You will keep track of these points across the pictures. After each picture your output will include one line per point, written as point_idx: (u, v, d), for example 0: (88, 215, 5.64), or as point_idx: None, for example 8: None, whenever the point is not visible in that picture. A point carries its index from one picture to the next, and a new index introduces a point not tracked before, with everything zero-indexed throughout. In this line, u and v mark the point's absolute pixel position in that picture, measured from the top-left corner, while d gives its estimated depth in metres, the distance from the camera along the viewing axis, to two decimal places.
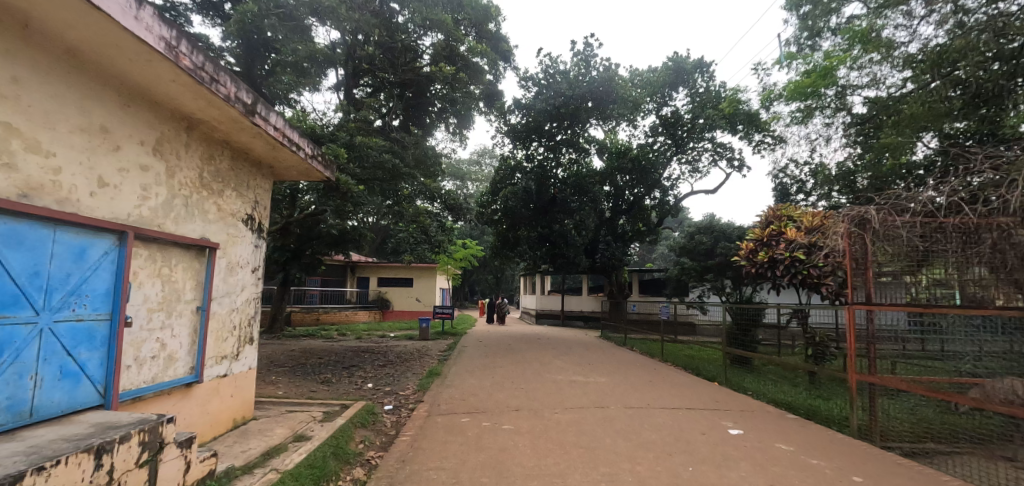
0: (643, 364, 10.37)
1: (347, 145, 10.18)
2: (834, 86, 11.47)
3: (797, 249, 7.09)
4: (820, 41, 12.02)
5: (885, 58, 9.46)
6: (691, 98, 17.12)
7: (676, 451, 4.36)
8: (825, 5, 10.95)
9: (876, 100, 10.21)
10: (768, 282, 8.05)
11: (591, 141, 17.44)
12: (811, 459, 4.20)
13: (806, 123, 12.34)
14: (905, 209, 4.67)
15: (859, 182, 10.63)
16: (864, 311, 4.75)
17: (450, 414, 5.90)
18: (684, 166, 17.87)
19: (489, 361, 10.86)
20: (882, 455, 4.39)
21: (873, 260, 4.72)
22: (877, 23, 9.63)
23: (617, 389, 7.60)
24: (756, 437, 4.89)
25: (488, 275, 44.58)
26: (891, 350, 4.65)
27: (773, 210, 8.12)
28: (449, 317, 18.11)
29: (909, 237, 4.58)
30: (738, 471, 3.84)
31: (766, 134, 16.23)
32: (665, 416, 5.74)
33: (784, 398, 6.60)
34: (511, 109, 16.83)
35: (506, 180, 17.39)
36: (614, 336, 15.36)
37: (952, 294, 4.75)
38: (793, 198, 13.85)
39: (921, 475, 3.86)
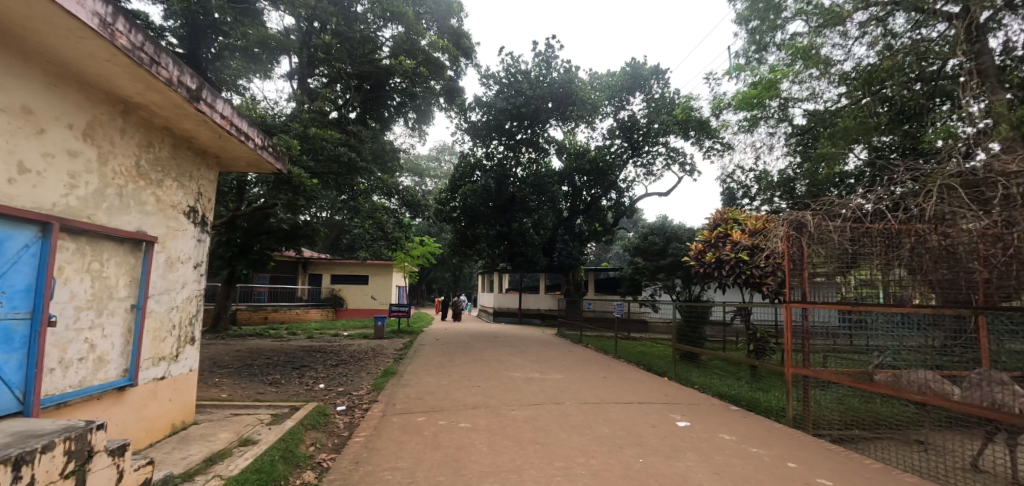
0: (598, 360, 10.64)
1: (300, 136, 9.94)
2: (778, 98, 12.25)
3: (742, 251, 7.52)
4: (767, 55, 12.74)
5: (823, 74, 10.32)
6: (647, 102, 17.74)
7: (628, 444, 4.51)
8: (772, 21, 11.65)
9: (814, 112, 10.96)
10: (716, 283, 8.48)
11: (550, 142, 17.62)
12: (751, 447, 4.46)
13: (752, 132, 13.06)
14: (836, 214, 5.00)
15: (797, 189, 11.40)
16: (800, 309, 5.21)
17: (406, 413, 5.82)
18: (639, 168, 18.53)
19: (447, 360, 10.79)
20: (813, 442, 4.74)
21: (808, 261, 5.17)
22: (817, 40, 10.41)
23: (573, 385, 7.75)
24: (702, 428, 5.15)
25: (445, 273, 44.30)
26: (823, 345, 5.05)
27: (721, 213, 8.54)
28: (406, 315, 17.81)
29: (840, 240, 4.86)
30: (685, 461, 4.03)
31: (716, 141, 17.05)
32: (618, 411, 5.92)
33: (728, 391, 6.97)
34: (472, 107, 16.73)
35: (466, 178, 17.30)
36: (571, 334, 15.66)
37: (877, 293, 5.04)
38: (739, 202, 14.61)
39: (848, 460, 4.19)
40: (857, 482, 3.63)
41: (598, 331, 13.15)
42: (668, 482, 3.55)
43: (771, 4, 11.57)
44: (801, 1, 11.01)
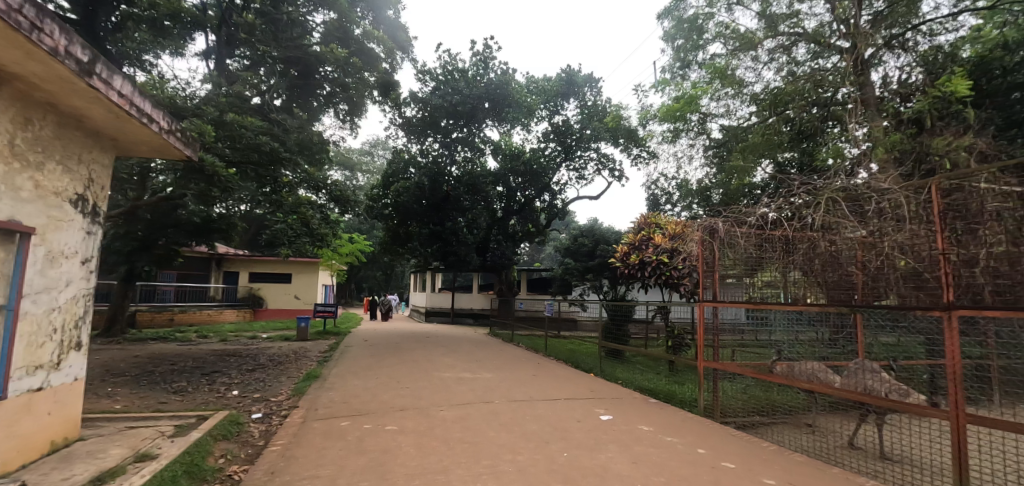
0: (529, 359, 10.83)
1: (216, 122, 9.19)
2: (697, 113, 13.22)
3: (662, 253, 8.00)
4: (689, 72, 13.66)
5: (737, 93, 11.54)
6: (581, 109, 18.36)
7: (553, 439, 4.64)
8: (695, 41, 12.57)
9: (729, 128, 11.96)
10: (639, 284, 8.92)
11: (486, 142, 17.63)
12: (667, 436, 4.77)
13: (675, 142, 13.96)
14: (744, 221, 5.51)
15: (713, 196, 12.36)
16: (711, 308, 5.55)
17: (329, 418, 5.57)
18: (572, 172, 19.13)
19: (375, 361, 10.45)
20: (720, 429, 5.16)
21: (719, 265, 5.52)
22: (732, 62, 11.45)
23: (503, 383, 7.83)
24: (623, 420, 5.42)
25: (376, 272, 42.90)
26: (731, 340, 5.66)
27: (646, 217, 9.07)
28: (332, 316, 17.02)
29: (746, 245, 5.38)
30: (607, 452, 4.23)
31: (643, 149, 18.02)
32: (545, 408, 6.06)
33: (648, 385, 7.39)
34: (407, 102, 16.35)
35: (400, 174, 16.85)
36: (503, 333, 15.81)
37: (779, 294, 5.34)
38: (662, 208, 15.54)
39: (749, 444, 4.62)
40: (756, 463, 4.02)
41: (530, 329, 13.37)
42: (590, 474, 3.70)
43: (694, 25, 12.42)
44: (719, 25, 11.95)
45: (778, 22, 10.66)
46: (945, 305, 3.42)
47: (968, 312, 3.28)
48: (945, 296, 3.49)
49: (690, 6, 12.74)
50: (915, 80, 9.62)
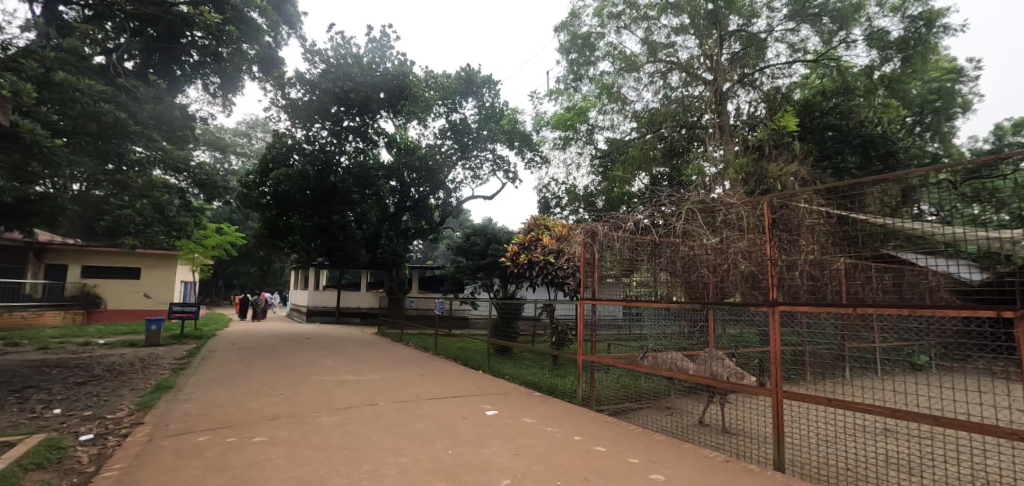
0: (417, 358, 10.65)
1: (39, 80, 7.55)
2: (586, 124, 14.19)
3: (549, 254, 8.41)
4: (581, 85, 14.60)
5: (621, 109, 12.64)
6: (478, 109, 18.56)
7: (438, 438, 4.62)
8: (587, 56, 13.45)
9: (614, 140, 13.08)
10: (527, 282, 9.27)
11: (380, 133, 16.93)
12: (546, 427, 5.04)
13: (565, 149, 14.81)
14: (620, 227, 6.09)
15: (597, 202, 13.42)
16: (590, 305, 5.95)
17: (184, 434, 4.89)
18: (468, 171, 19.25)
19: (244, 367, 9.43)
20: (594, 416, 5.59)
21: (599, 264, 5.97)
22: (618, 81, 12.61)
23: (389, 384, 7.60)
24: (507, 414, 5.60)
25: (251, 267, 38.82)
26: (608, 335, 6.10)
27: (535, 219, 9.48)
28: (192, 317, 15.00)
29: (621, 248, 5.90)
30: (490, 446, 4.33)
31: (536, 154, 18.82)
32: (432, 406, 6.01)
33: (534, 379, 7.77)
34: (292, 83, 15.06)
35: (281, 160, 15.42)
36: (392, 333, 15.34)
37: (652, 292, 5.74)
38: (552, 211, 16.35)
39: (618, 427, 5.09)
40: (622, 445, 4.43)
41: (420, 328, 13.13)
42: (473, 469, 3.74)
43: (587, 42, 13.33)
44: (609, 45, 13.01)
45: (658, 49, 11.93)
46: (771, 300, 4.05)
47: (786, 306, 3.92)
48: (770, 293, 4.14)
49: (583, 24, 13.65)
50: (759, 113, 11.38)
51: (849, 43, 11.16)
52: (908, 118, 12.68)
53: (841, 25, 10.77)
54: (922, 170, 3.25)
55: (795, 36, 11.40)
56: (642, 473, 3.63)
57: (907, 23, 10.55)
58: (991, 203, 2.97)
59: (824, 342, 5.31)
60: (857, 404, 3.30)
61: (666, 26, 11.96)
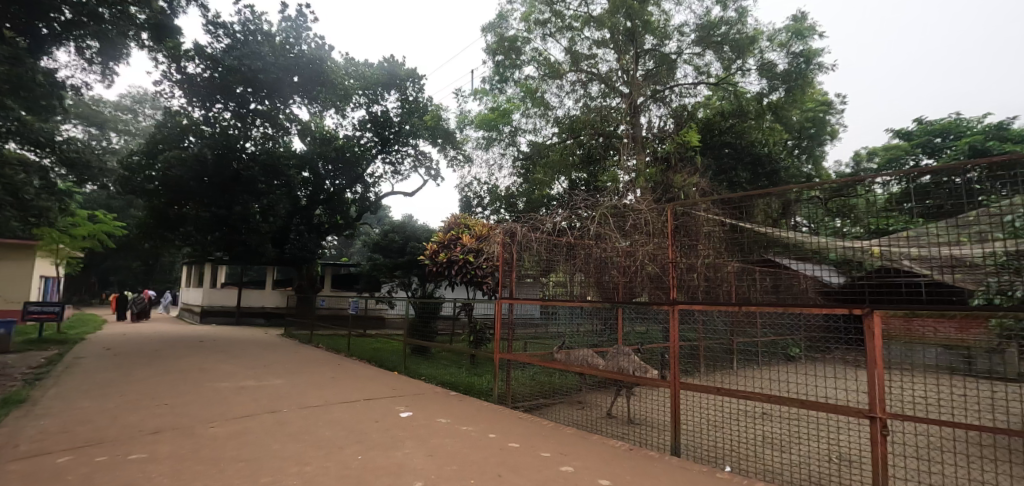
0: (327, 361, 10.08)
1: None
2: (509, 125, 14.43)
3: (468, 253, 8.40)
4: (506, 87, 14.81)
5: (543, 113, 13.07)
6: (401, 102, 18.05)
7: (347, 444, 4.40)
8: (513, 59, 13.66)
9: (536, 144, 13.47)
10: (446, 282, 9.17)
11: (292, 120, 15.77)
12: (462, 426, 5.02)
13: (488, 149, 14.94)
14: (539, 228, 6.22)
15: (518, 203, 13.73)
16: (508, 304, 6.04)
17: (38, 456, 4.18)
18: (388, 165, 18.64)
19: (120, 375, 8.29)
20: (509, 413, 5.67)
21: (517, 264, 6.00)
22: (541, 86, 13.02)
23: (295, 389, 7.11)
24: (422, 415, 5.49)
25: (133, 262, 34.37)
26: (525, 333, 6.22)
27: (455, 217, 9.41)
28: (55, 318, 12.91)
29: (537, 250, 5.97)
30: (403, 449, 4.22)
31: (459, 152, 18.74)
32: (342, 411, 5.72)
33: (450, 378, 7.69)
34: (190, 56, 13.55)
35: (173, 142, 13.79)
36: (300, 334, 14.39)
37: (569, 294, 5.86)
38: (474, 210, 16.37)
39: (533, 423, 5.20)
40: (535, 440, 4.53)
41: (331, 329, 12.45)
42: (384, 474, 3.61)
43: (514, 45, 13.52)
44: (534, 51, 13.33)
45: (580, 60, 12.43)
46: (671, 300, 4.36)
47: (684, 305, 4.26)
48: (671, 293, 4.45)
49: (510, 27, 13.86)
50: (668, 127, 12.30)
51: (744, 71, 12.43)
52: (789, 141, 14.44)
53: (738, 54, 11.97)
54: (801, 187, 3.59)
55: (700, 59, 12.48)
56: (553, 466, 3.74)
57: (790, 58, 12.04)
58: (849, 218, 3.47)
59: (716, 337, 5.86)
60: (740, 392, 3.67)
61: (589, 38, 12.49)
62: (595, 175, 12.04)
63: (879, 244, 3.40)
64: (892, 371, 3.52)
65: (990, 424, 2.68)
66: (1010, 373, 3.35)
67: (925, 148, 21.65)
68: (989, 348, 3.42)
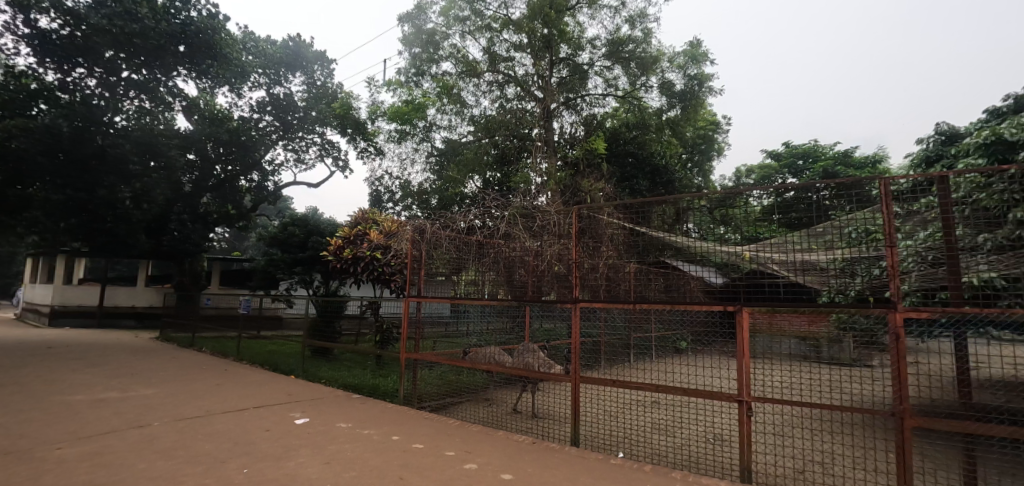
0: (212, 366, 9.09)
1: None
2: (424, 120, 14.21)
3: (375, 249, 8.08)
4: (422, 80, 14.55)
5: (459, 111, 13.08)
6: (307, 86, 16.88)
7: (231, 457, 4.00)
8: (430, 53, 13.44)
9: (451, 141, 13.42)
10: (352, 279, 8.76)
11: (175, 94, 14.11)
12: (364, 430, 4.80)
13: (401, 143, 14.57)
14: (449, 226, 6.07)
15: (431, 200, 13.79)
16: (416, 303, 5.96)
17: None
18: (290, 153, 17.34)
19: None
20: (415, 414, 5.54)
21: (426, 263, 6.04)
22: (458, 84, 13.00)
23: (170, 399, 6.31)
24: (320, 421, 5.16)
25: None
26: (434, 332, 6.14)
27: (363, 212, 8.99)
28: None
29: (447, 248, 5.93)
30: (297, 458, 3.93)
31: (371, 144, 17.98)
32: (227, 421, 5.19)
33: (353, 381, 7.34)
34: (42, 8, 11.35)
35: (16, 109, 11.40)
36: (179, 337, 12.82)
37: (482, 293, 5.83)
38: (385, 205, 15.86)
39: (438, 423, 5.14)
40: (441, 440, 4.46)
41: (217, 330, 11.25)
42: None
43: (432, 39, 13.33)
44: (453, 47, 13.19)
45: (497, 61, 12.53)
46: (574, 298, 4.59)
47: (585, 303, 4.49)
48: (574, 292, 4.70)
49: (429, 20, 13.60)
50: (578, 133, 12.92)
51: (648, 87, 13.36)
52: (684, 154, 15.89)
53: (643, 71, 12.89)
54: (691, 195, 3.99)
55: (609, 73, 13.22)
56: (457, 464, 3.73)
57: (686, 80, 13.23)
58: (730, 225, 3.93)
59: (616, 333, 6.26)
60: (635, 384, 3.93)
61: (507, 41, 12.63)
62: (509, 176, 12.29)
63: (752, 250, 3.88)
64: (758, 360, 4.01)
65: (830, 403, 3.14)
66: (846, 360, 3.98)
67: (790, 169, 25.13)
68: (831, 340, 4.03)
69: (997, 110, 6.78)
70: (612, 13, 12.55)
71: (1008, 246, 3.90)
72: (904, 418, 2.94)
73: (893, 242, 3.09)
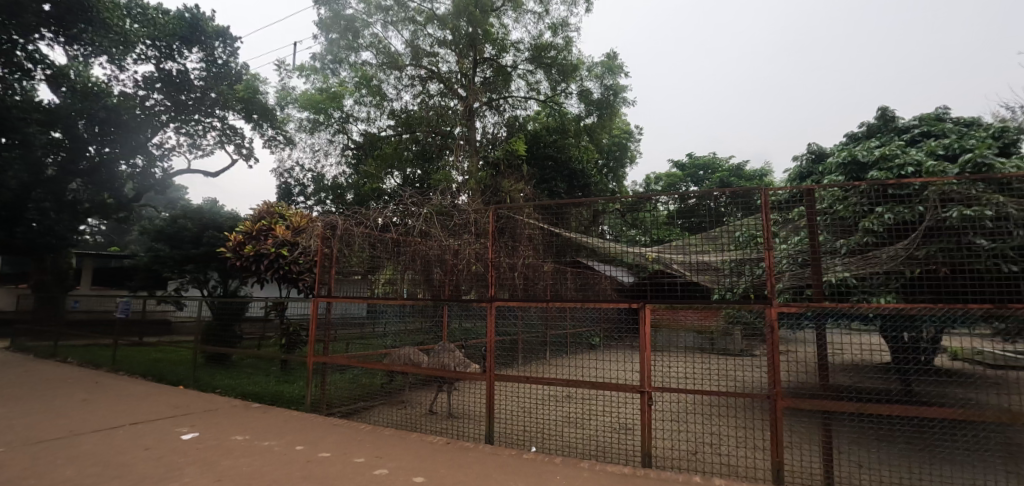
0: (79, 378, 7.91)
1: None
2: (340, 111, 13.53)
3: (282, 246, 7.52)
4: (340, 69, 13.85)
5: (379, 104, 12.64)
6: (206, 64, 15.25)
7: (99, 482, 3.50)
8: (349, 40, 12.82)
9: (369, 135, 12.95)
10: (254, 278, 8.09)
11: (37, 60, 12.09)
12: (263, 441, 4.46)
13: (313, 134, 13.73)
14: (363, 222, 5.77)
15: (346, 195, 13.29)
16: (325, 303, 5.67)
17: None
18: (183, 137, 15.64)
19: None
20: (323, 421, 5.25)
21: (338, 261, 5.76)
22: (378, 75, 12.57)
23: (21, 420, 5.38)
24: (211, 435, 4.70)
25: None
26: (347, 334, 5.88)
27: (268, 205, 8.31)
28: None
29: (360, 246, 5.67)
30: (182, 478, 3.54)
31: (280, 133, 16.72)
32: (95, 441, 4.54)
33: (253, 389, 6.78)
34: None
35: None
36: (37, 345, 11.00)
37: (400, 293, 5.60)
38: (294, 199, 14.87)
39: (348, 429, 4.91)
40: (350, 447, 4.27)
41: (86, 338, 9.80)
42: None
43: (351, 26, 12.70)
44: (374, 37, 12.71)
45: (420, 56, 12.31)
46: (489, 296, 4.66)
47: (500, 301, 4.59)
48: (490, 290, 4.75)
49: (348, 6, 12.93)
50: (501, 134, 13.07)
51: (568, 94, 13.83)
52: (601, 160, 16.69)
53: (564, 78, 13.32)
54: (604, 199, 4.20)
55: (532, 77, 13.49)
56: (366, 471, 3.59)
57: (603, 89, 13.88)
58: (640, 229, 4.18)
59: (532, 331, 6.41)
60: (546, 379, 4.02)
61: (431, 36, 12.42)
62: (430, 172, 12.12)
63: (657, 251, 4.11)
64: (659, 353, 4.33)
65: (718, 389, 3.46)
66: (734, 350, 4.43)
67: (693, 178, 27.44)
68: (722, 333, 4.45)
69: (855, 134, 7.90)
70: (536, 18, 12.81)
71: (858, 250, 4.56)
72: (776, 400, 3.34)
73: (770, 245, 3.49)
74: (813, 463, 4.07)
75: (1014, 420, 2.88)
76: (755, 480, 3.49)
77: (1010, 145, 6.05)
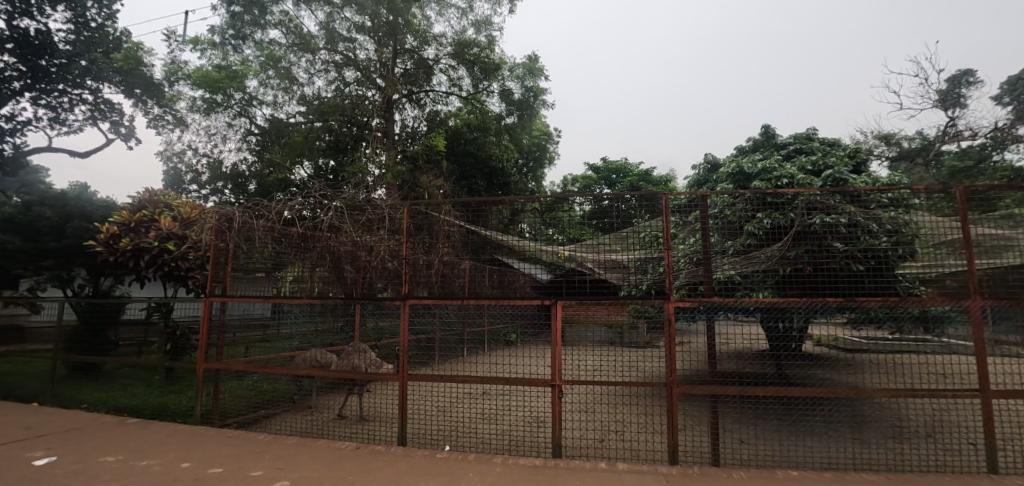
0: None
1: None
2: (242, 92, 12.39)
3: (166, 240, 6.73)
4: (243, 46, 12.67)
5: (287, 88, 11.75)
6: (74, 26, 13.11)
7: None
8: (254, 16, 11.80)
9: (275, 120, 12.03)
10: (132, 275, 7.16)
11: None
12: (141, 461, 3.96)
13: (209, 116, 12.42)
14: (264, 215, 5.34)
15: (248, 185, 12.23)
16: (219, 304, 5.27)
17: None
18: (42, 109, 13.36)
19: None
20: (215, 433, 4.80)
21: (234, 258, 5.32)
22: (287, 57, 11.70)
23: None
24: (73, 457, 4.08)
25: None
26: (246, 337, 5.44)
27: (151, 193, 7.38)
28: None
29: (261, 240, 5.26)
30: None
31: (168, 112, 14.92)
32: None
33: (129, 402, 6.00)
34: None
35: None
36: None
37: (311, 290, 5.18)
38: (185, 187, 13.37)
39: (245, 440, 4.54)
40: (246, 459, 3.95)
41: None
42: None
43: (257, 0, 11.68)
44: (283, 14, 11.81)
45: (336, 40, 11.66)
46: (404, 293, 4.54)
47: (414, 299, 4.49)
48: (404, 288, 4.62)
49: None
50: (421, 128, 12.81)
51: (490, 92, 13.90)
52: (520, 159, 16.98)
53: (486, 76, 13.34)
54: (521, 199, 4.27)
55: (454, 72, 13.35)
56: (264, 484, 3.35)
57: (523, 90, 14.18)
58: (555, 228, 4.30)
59: (449, 330, 6.36)
60: (460, 376, 3.99)
61: (348, 20, 11.76)
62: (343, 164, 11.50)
63: (569, 249, 4.33)
64: (570, 347, 4.52)
65: (622, 379, 3.69)
66: (638, 343, 4.74)
67: (605, 181, 28.92)
68: (629, 327, 4.75)
69: (742, 147, 8.84)
70: (459, 14, 12.70)
71: (743, 251, 5.10)
72: (672, 387, 3.63)
73: (669, 245, 3.79)
74: (703, 443, 4.49)
75: (858, 395, 3.40)
76: (653, 462, 3.78)
77: (862, 164, 7.11)
